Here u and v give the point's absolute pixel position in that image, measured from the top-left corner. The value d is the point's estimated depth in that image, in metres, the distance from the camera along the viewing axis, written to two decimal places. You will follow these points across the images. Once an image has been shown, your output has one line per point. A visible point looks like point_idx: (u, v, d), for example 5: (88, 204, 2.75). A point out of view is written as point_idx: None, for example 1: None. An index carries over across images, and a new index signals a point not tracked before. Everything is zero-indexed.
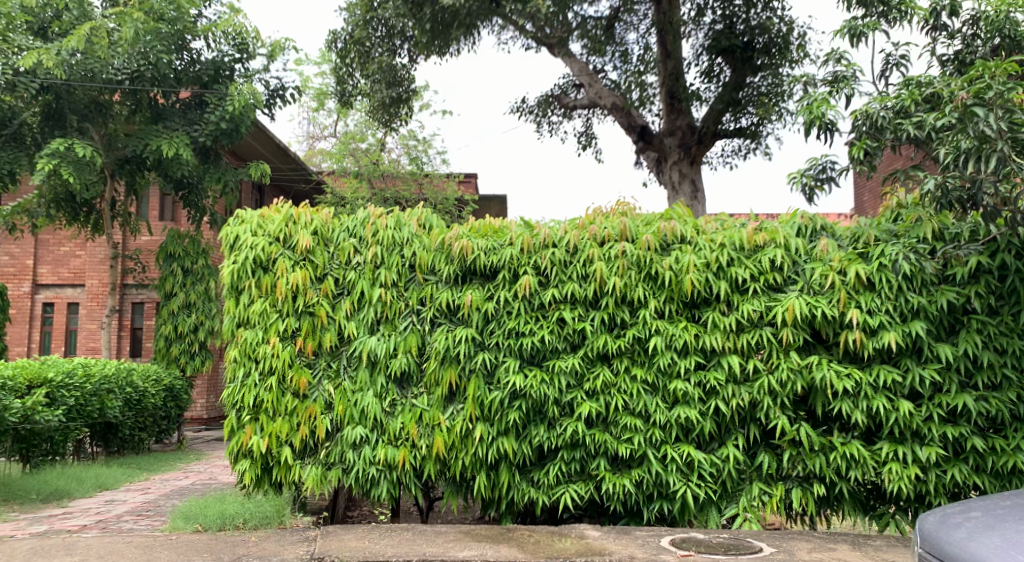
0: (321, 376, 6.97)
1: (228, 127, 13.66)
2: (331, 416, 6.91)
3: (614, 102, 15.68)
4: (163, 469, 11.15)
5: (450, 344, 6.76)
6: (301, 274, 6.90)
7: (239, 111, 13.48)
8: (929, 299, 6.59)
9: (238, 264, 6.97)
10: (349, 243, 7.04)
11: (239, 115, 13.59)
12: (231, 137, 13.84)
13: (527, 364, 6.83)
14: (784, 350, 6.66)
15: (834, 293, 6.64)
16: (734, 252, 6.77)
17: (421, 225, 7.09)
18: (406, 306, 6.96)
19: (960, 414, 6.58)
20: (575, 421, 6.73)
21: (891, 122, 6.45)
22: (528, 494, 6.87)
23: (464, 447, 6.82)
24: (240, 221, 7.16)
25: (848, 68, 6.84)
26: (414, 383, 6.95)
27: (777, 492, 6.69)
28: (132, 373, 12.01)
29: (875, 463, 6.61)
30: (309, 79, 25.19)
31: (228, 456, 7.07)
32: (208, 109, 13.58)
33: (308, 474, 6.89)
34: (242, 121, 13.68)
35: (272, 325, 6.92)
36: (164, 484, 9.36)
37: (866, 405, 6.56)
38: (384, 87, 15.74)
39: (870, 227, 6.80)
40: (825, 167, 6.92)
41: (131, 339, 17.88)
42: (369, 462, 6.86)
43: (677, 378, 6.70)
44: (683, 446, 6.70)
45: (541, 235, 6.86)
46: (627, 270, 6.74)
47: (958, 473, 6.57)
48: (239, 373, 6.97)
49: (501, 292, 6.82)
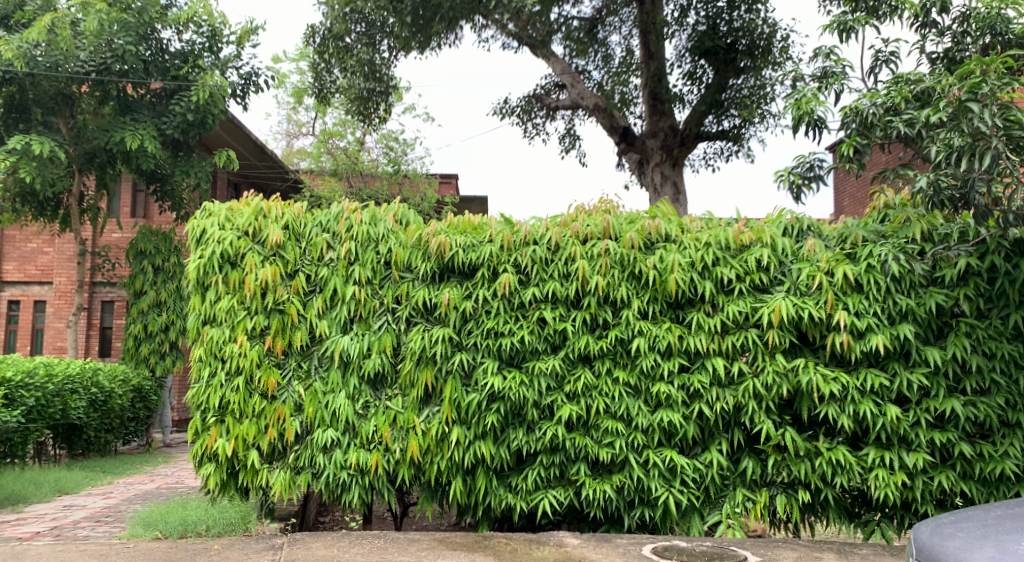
0: (290, 377, 6.69)
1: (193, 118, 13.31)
2: (301, 418, 6.64)
3: (597, 103, 15.55)
4: (128, 473, 10.80)
5: (427, 344, 6.52)
6: (271, 270, 6.62)
7: (203, 103, 13.14)
8: (918, 301, 6.43)
9: (205, 259, 6.69)
10: (322, 238, 6.77)
11: (204, 106, 13.26)
12: (199, 128, 13.51)
13: (506, 365, 6.60)
14: (769, 353, 6.47)
15: (821, 294, 6.46)
16: (720, 251, 6.58)
17: (398, 221, 6.86)
18: (381, 304, 6.71)
19: (948, 419, 6.42)
20: (555, 425, 6.50)
21: (881, 118, 6.29)
22: (506, 500, 6.63)
23: (439, 451, 6.58)
24: (207, 214, 6.87)
25: (838, 64, 6.68)
26: (388, 384, 6.70)
27: (761, 499, 6.49)
28: (98, 373, 11.67)
29: (861, 469, 6.43)
30: (286, 76, 24.87)
31: (192, 459, 6.77)
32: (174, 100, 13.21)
33: (275, 479, 6.62)
34: (207, 112, 13.34)
35: (239, 323, 6.64)
36: (127, 489, 9.02)
37: (854, 409, 6.38)
38: (361, 80, 15.59)
39: (858, 227, 6.63)
40: (813, 165, 6.75)
41: (100, 338, 17.49)
42: (340, 467, 6.60)
43: (661, 381, 6.50)
44: (666, 451, 6.49)
45: (521, 232, 6.63)
46: (610, 269, 6.53)
47: (945, 479, 6.40)
48: (204, 373, 6.69)
49: (480, 291, 6.59)
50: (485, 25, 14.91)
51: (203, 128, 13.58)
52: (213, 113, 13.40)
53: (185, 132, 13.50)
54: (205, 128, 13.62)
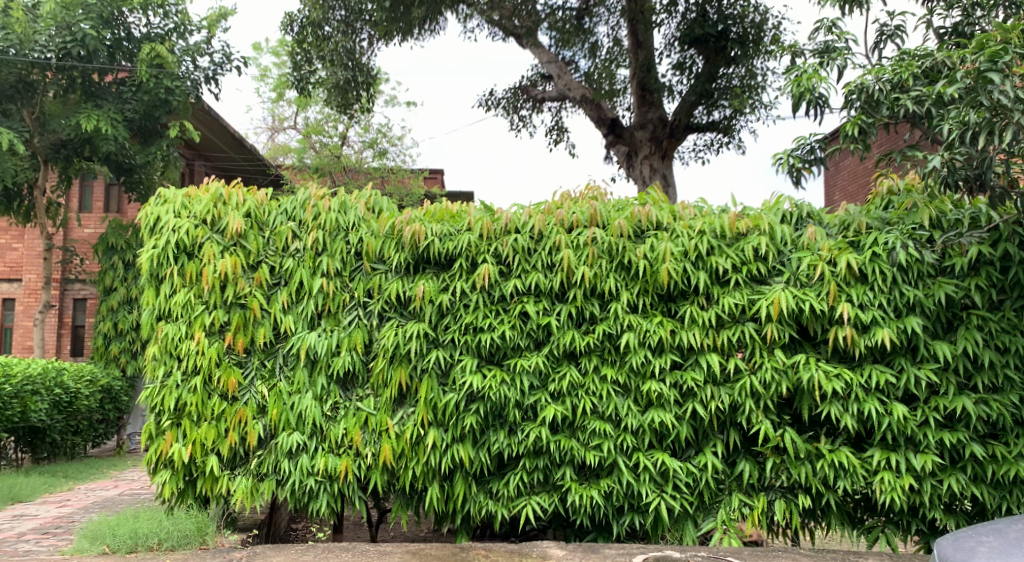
0: (252, 377, 6.20)
1: (152, 99, 13.06)
2: (264, 421, 6.16)
3: (585, 94, 15.09)
4: (91, 478, 10.26)
5: (400, 341, 6.05)
6: (230, 261, 6.13)
7: (149, 84, 12.81)
8: (926, 292, 5.99)
9: (159, 250, 6.21)
10: (287, 226, 6.29)
11: (156, 85, 12.93)
12: (163, 109, 13.25)
13: (486, 363, 6.14)
14: (768, 348, 6.03)
15: (823, 286, 6.02)
16: (715, 239, 6.12)
17: (370, 209, 6.39)
18: (352, 298, 6.23)
19: (958, 419, 5.98)
20: (538, 427, 6.04)
21: (888, 95, 5.87)
22: (486, 508, 6.18)
23: (415, 456, 6.12)
24: (162, 201, 6.37)
25: (841, 38, 6.24)
26: (360, 384, 6.22)
27: (759, 504, 6.05)
28: (62, 373, 11.12)
29: (865, 472, 6.00)
30: (267, 69, 24.31)
31: (146, 465, 6.29)
32: (127, 85, 12.97)
33: (236, 486, 6.14)
34: (164, 95, 13.07)
35: (197, 319, 6.15)
36: (85, 496, 8.49)
37: (857, 408, 5.94)
38: (341, 69, 14.99)
39: (861, 213, 6.19)
40: (813, 148, 6.31)
41: (72, 337, 17.00)
42: (307, 473, 6.13)
43: (652, 379, 6.04)
44: (657, 454, 6.05)
45: (502, 220, 6.14)
46: (597, 260, 6.07)
47: (955, 483, 5.95)
48: (160, 373, 6.21)
49: (457, 283, 6.12)
50: (467, 15, 14.58)
51: (165, 109, 13.30)
52: (166, 94, 13.05)
53: (148, 116, 13.26)
54: (169, 110, 13.35)
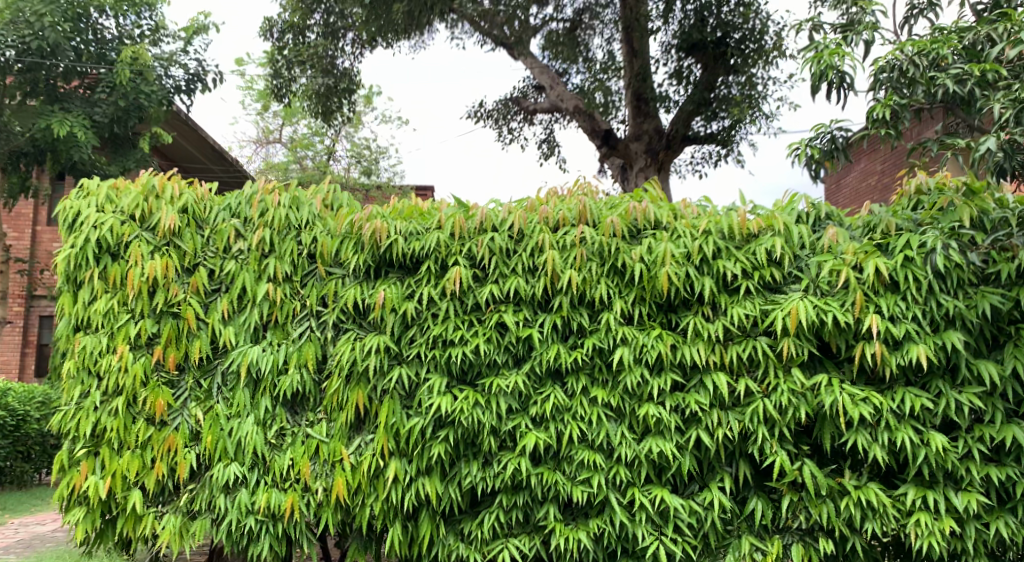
0: (185, 398, 5.35)
1: (126, 104, 12.74)
2: (198, 450, 5.31)
3: (576, 105, 14.28)
4: (33, 510, 9.24)
5: (357, 356, 5.19)
6: (160, 263, 5.28)
7: (126, 87, 12.53)
8: (967, 303, 5.13)
9: (77, 249, 5.33)
10: (229, 224, 5.44)
11: (132, 89, 12.68)
12: (136, 114, 12.94)
13: (458, 383, 5.29)
14: (784, 368, 5.17)
15: (847, 295, 5.16)
16: (722, 241, 5.29)
17: (327, 205, 5.57)
18: (303, 307, 5.38)
19: (1006, 452, 5.11)
20: (517, 457, 5.15)
21: (924, 73, 5.04)
22: (456, 551, 5.30)
23: (373, 491, 5.26)
24: (85, 194, 5.52)
25: (867, 12, 5.47)
26: (311, 407, 5.36)
27: (773, 549, 5.15)
28: (7, 394, 10.29)
29: (898, 513, 5.10)
30: (253, 81, 23.57)
31: (58, 501, 5.42)
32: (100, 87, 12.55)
33: (163, 526, 5.28)
34: (138, 99, 12.77)
35: (120, 329, 5.30)
36: (13, 533, 7.53)
37: (888, 438, 5.07)
38: (319, 75, 14.15)
39: (888, 213, 5.33)
40: (832, 137, 5.51)
41: (37, 356, 16.23)
42: (246, 511, 5.25)
43: (649, 402, 5.18)
44: (656, 490, 5.17)
45: (477, 216, 5.32)
46: (586, 263, 5.23)
47: (1003, 527, 5.07)
48: (76, 393, 5.36)
49: (424, 289, 5.28)
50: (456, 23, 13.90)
51: (138, 115, 13.00)
52: (142, 99, 12.79)
53: (119, 121, 12.94)
54: (141, 116, 13.05)
